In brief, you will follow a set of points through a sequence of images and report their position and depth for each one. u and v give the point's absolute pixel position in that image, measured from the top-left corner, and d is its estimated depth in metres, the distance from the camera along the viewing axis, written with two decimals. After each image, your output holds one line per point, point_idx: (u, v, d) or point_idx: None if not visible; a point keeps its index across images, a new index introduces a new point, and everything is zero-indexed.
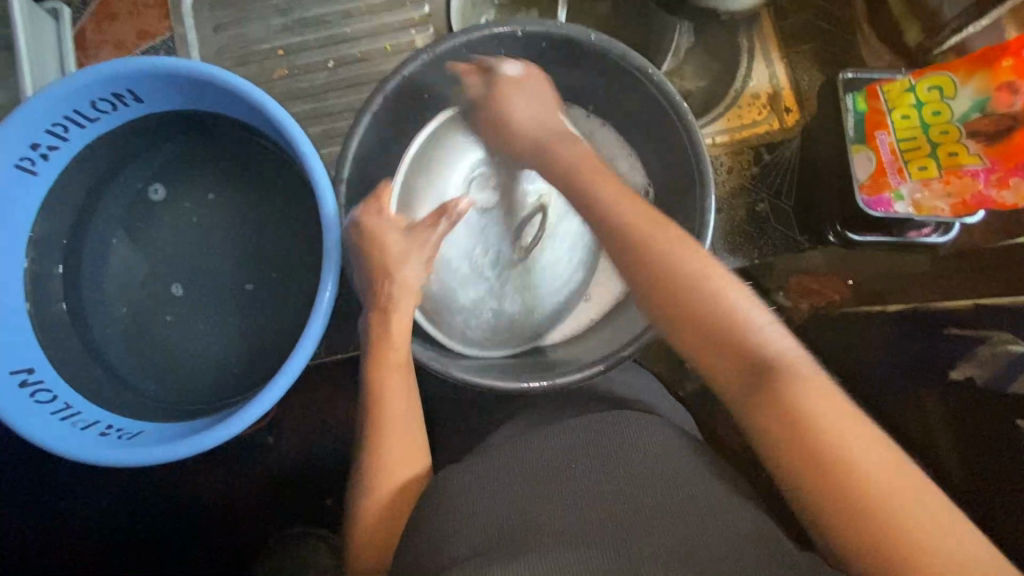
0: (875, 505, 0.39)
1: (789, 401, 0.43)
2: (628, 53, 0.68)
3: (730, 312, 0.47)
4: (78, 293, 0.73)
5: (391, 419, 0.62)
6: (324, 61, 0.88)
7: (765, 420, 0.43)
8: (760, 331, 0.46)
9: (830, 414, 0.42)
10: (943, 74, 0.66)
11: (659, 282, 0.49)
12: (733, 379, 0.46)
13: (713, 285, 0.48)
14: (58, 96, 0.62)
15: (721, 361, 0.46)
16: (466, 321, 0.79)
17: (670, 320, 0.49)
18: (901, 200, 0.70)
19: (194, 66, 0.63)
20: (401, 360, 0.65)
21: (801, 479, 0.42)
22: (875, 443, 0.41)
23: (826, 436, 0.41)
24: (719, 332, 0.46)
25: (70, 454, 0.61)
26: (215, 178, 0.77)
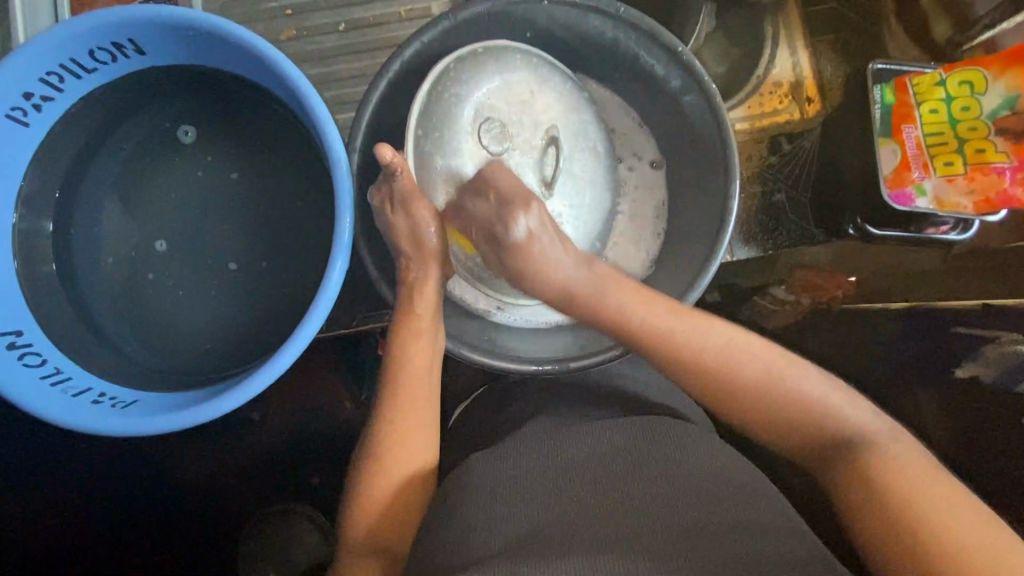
0: (945, 549, 0.41)
1: (866, 468, 0.47)
2: (658, 30, 0.66)
3: (797, 393, 0.53)
4: (70, 256, 0.70)
5: (408, 397, 0.62)
6: (335, 23, 0.84)
7: (842, 486, 0.49)
8: (832, 406, 0.52)
9: (900, 475, 0.46)
10: (974, 69, 0.66)
11: (715, 389, 0.55)
12: (812, 457, 0.53)
13: (775, 372, 0.54)
14: (55, 43, 0.58)
15: (800, 443, 0.53)
16: (510, 275, 0.75)
17: (743, 409, 0.55)
18: (923, 196, 0.68)
19: (203, 18, 0.59)
20: (428, 326, 0.65)
21: (871, 532, 0.45)
22: (947, 502, 0.43)
23: (896, 495, 0.45)
24: (785, 417, 0.53)
25: (63, 422, 0.59)
26: (219, 142, 0.74)
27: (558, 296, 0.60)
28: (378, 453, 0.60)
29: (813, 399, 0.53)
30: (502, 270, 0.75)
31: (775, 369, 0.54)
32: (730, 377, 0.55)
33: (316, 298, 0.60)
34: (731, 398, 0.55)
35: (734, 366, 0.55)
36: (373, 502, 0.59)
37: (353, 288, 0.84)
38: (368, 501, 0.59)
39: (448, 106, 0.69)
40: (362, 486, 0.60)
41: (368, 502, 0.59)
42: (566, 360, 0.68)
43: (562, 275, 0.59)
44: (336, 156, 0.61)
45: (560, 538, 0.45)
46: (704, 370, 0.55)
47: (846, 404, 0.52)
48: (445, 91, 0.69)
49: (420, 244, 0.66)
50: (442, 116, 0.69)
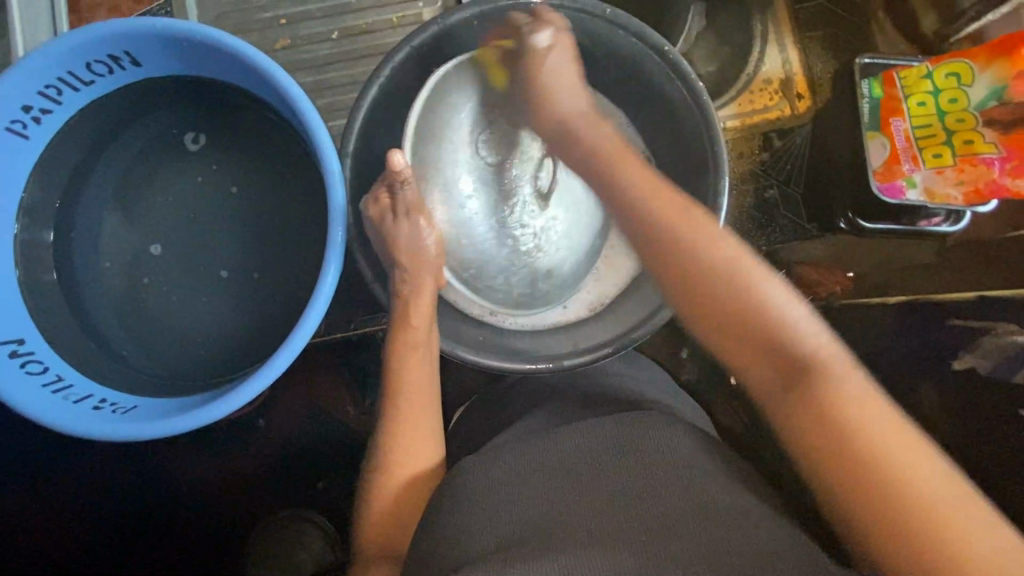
0: (908, 499, 0.40)
1: (823, 397, 0.46)
2: (645, 31, 0.67)
3: (769, 312, 0.51)
4: (70, 265, 0.71)
5: (409, 403, 0.64)
6: (329, 32, 0.85)
7: (802, 413, 0.46)
8: (795, 321, 0.50)
9: (859, 412, 0.44)
10: (961, 61, 0.65)
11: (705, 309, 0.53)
12: (769, 378, 0.50)
13: (756, 290, 0.52)
14: (53, 56, 0.59)
15: (756, 362, 0.51)
16: (502, 281, 0.78)
17: (704, 317, 0.53)
18: (913, 188, 0.70)
19: (197, 28, 0.60)
20: (422, 339, 0.66)
21: (830, 472, 0.44)
22: (894, 432, 0.43)
23: (863, 435, 0.43)
24: (757, 336, 0.50)
25: (64, 428, 0.59)
26: (215, 150, 0.75)
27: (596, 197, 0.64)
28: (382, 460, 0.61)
29: (783, 325, 0.50)
30: (494, 277, 0.78)
31: (749, 286, 0.52)
32: (718, 291, 0.52)
33: (310, 304, 0.61)
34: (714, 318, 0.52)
35: (718, 278, 0.53)
36: (379, 509, 0.59)
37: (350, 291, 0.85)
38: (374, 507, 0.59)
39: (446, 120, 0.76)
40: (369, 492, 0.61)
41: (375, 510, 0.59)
42: (561, 360, 0.68)
43: None
44: (329, 162, 0.62)
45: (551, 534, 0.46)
46: (705, 263, 0.54)
47: (813, 326, 0.50)
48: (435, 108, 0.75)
49: (417, 251, 0.68)
50: (437, 127, 0.76)
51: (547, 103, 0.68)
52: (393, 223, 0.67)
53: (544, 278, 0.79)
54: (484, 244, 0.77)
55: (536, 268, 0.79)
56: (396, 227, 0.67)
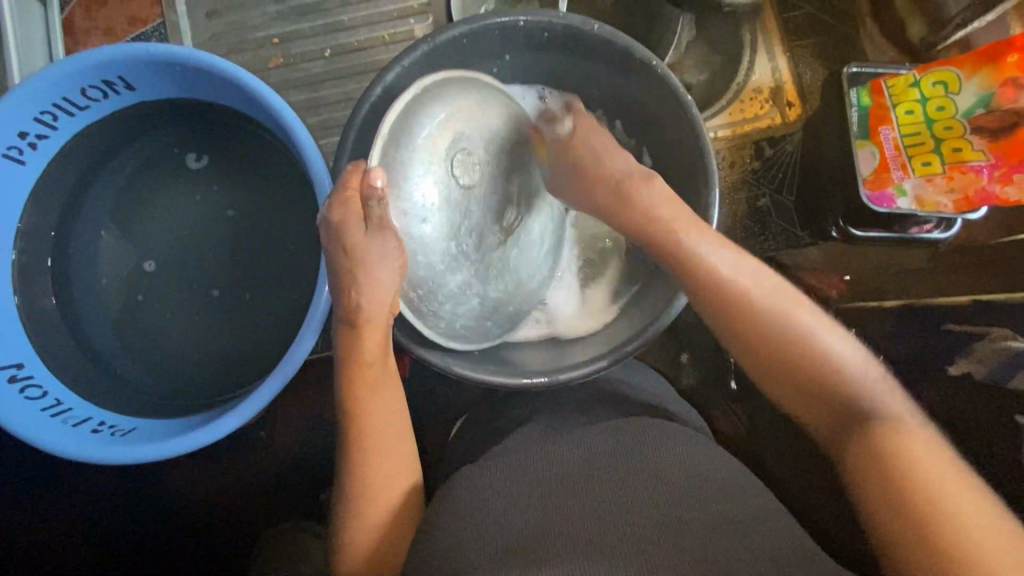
0: (954, 531, 0.39)
1: (889, 446, 0.45)
2: (633, 45, 0.67)
3: (833, 359, 0.52)
4: (68, 288, 0.72)
5: (378, 430, 0.60)
6: (321, 50, 0.86)
7: (852, 457, 0.47)
8: (850, 368, 0.52)
9: (921, 465, 0.43)
10: (948, 69, 0.66)
11: (763, 351, 0.54)
12: (824, 421, 0.52)
13: (815, 336, 0.53)
14: (47, 83, 0.60)
15: (813, 405, 0.53)
16: (454, 308, 0.73)
17: (752, 354, 0.55)
18: (903, 196, 0.69)
19: (189, 53, 0.61)
20: (374, 377, 0.61)
21: (872, 503, 0.44)
22: (959, 484, 0.42)
23: (909, 469, 0.43)
24: (806, 374, 0.52)
25: (63, 452, 0.60)
26: (211, 171, 0.76)
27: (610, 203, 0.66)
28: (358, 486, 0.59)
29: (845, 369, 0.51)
30: (444, 303, 0.72)
31: (810, 333, 0.53)
32: (775, 329, 0.53)
33: (307, 322, 0.62)
34: (777, 360, 0.53)
35: (789, 322, 0.53)
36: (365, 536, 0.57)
37: None
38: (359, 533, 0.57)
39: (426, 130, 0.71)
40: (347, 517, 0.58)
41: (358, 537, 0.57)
42: (554, 373, 0.68)
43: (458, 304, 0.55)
44: (321, 183, 0.63)
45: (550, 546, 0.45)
46: (744, 306, 0.55)
47: (874, 380, 0.51)
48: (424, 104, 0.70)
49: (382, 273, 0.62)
50: (413, 140, 0.70)
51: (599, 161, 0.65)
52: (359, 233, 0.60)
53: (495, 312, 0.76)
54: (439, 268, 0.72)
55: (490, 302, 0.75)
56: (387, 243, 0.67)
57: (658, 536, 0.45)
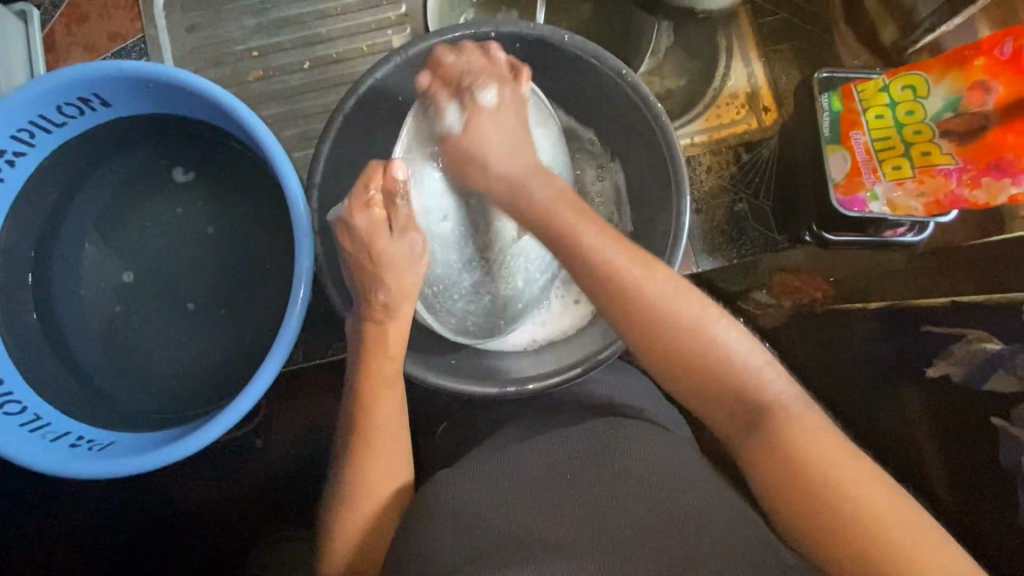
0: (860, 509, 0.43)
1: (781, 440, 0.47)
2: (602, 55, 0.68)
3: (724, 352, 0.50)
4: (49, 304, 0.72)
5: (376, 436, 0.63)
6: (300, 62, 0.87)
7: (772, 473, 0.47)
8: (736, 356, 0.50)
9: (809, 442, 0.47)
10: (916, 73, 0.67)
11: (681, 360, 0.51)
12: (732, 424, 0.50)
13: (712, 336, 0.51)
14: (22, 101, 0.60)
15: (722, 409, 0.50)
16: (466, 303, 0.77)
17: (686, 386, 0.51)
18: (876, 200, 0.71)
19: (163, 69, 0.62)
20: (393, 375, 0.65)
21: (793, 503, 0.46)
22: (862, 479, 0.44)
23: (812, 462, 0.46)
24: (714, 376, 0.50)
25: (40, 467, 0.60)
26: (191, 185, 0.76)
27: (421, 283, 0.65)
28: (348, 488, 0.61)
29: (740, 365, 0.50)
30: (457, 297, 0.77)
31: (709, 347, 0.50)
32: (675, 329, 0.51)
33: (281, 333, 0.62)
34: (666, 354, 0.51)
35: (682, 330, 0.51)
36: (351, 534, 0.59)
37: None
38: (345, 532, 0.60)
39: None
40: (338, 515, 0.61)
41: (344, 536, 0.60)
42: (530, 382, 0.68)
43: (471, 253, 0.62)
44: (295, 196, 0.63)
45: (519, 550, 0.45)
46: (673, 333, 0.51)
47: (763, 366, 0.50)
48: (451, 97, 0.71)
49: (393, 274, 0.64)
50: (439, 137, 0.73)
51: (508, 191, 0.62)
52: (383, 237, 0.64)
53: (502, 310, 0.79)
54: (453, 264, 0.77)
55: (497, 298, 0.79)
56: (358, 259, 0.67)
57: (627, 541, 0.45)
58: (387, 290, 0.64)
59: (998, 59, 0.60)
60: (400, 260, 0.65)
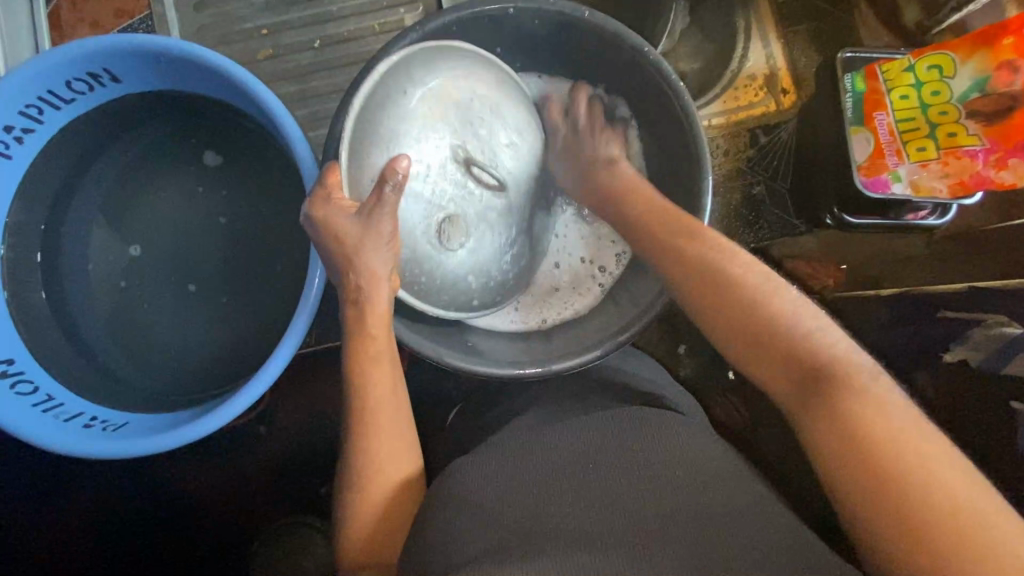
0: (921, 486, 0.37)
1: (839, 402, 0.42)
2: (624, 32, 0.67)
3: (795, 325, 0.48)
4: (60, 284, 0.71)
5: (375, 406, 0.61)
6: (310, 41, 0.85)
7: (825, 435, 0.42)
8: (789, 313, 0.49)
9: (876, 411, 0.41)
10: (943, 52, 0.65)
11: (721, 312, 0.52)
12: (791, 388, 0.47)
13: (784, 303, 0.50)
14: (31, 76, 0.59)
15: (786, 371, 0.47)
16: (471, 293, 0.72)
17: (742, 342, 0.50)
18: (898, 182, 0.70)
19: (175, 43, 0.60)
20: (380, 350, 0.62)
21: (841, 466, 0.41)
22: (931, 454, 0.39)
23: (869, 429, 0.40)
24: (759, 326, 0.49)
25: (54, 446, 0.59)
26: (203, 166, 0.75)
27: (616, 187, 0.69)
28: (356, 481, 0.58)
29: (813, 338, 0.47)
30: (456, 288, 0.71)
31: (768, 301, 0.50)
32: (737, 292, 0.51)
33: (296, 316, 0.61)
34: (722, 308, 0.51)
35: (741, 286, 0.52)
36: (363, 522, 0.56)
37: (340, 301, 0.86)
38: (358, 519, 0.57)
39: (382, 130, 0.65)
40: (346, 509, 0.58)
41: (357, 528, 0.56)
42: (549, 364, 0.68)
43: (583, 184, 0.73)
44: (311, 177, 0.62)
45: (546, 536, 0.45)
46: (728, 284, 0.52)
47: (821, 330, 0.48)
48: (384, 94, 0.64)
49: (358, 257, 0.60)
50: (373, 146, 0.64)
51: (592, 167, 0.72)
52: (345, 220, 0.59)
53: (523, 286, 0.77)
54: (438, 256, 0.69)
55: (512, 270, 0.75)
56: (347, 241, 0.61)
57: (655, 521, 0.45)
58: (357, 271, 0.60)
59: None
60: (355, 243, 0.59)
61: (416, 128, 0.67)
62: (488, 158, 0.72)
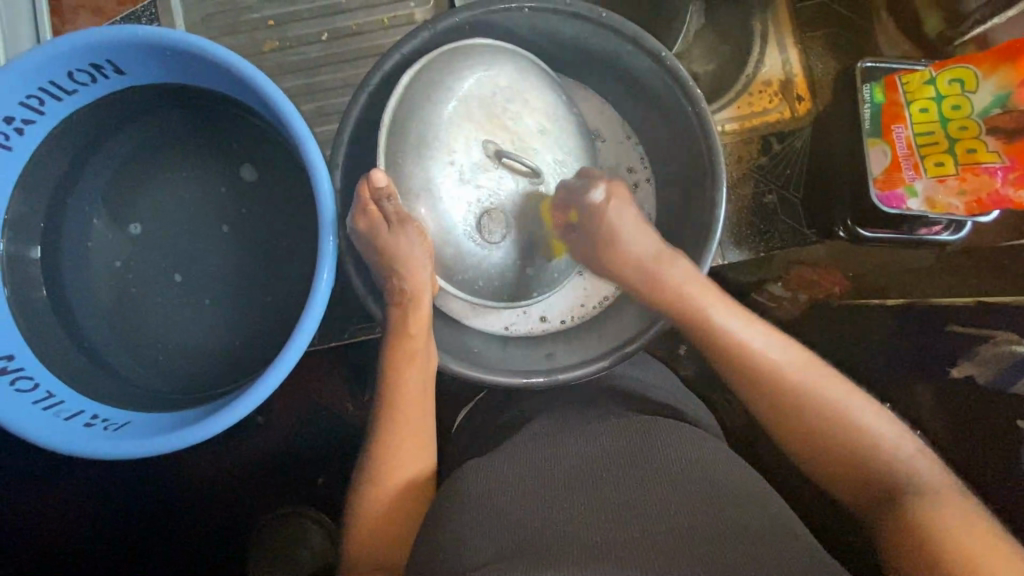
0: (958, 547, 0.45)
1: (906, 511, 0.49)
2: (640, 35, 0.66)
3: (862, 425, 0.55)
4: (59, 278, 0.70)
5: (401, 409, 0.63)
6: (318, 33, 0.83)
7: (891, 533, 0.49)
8: (836, 402, 0.57)
9: (940, 512, 0.48)
10: (966, 66, 0.65)
11: (782, 413, 0.58)
12: (853, 488, 0.55)
13: (844, 403, 0.57)
14: (34, 67, 0.57)
15: (849, 473, 0.55)
16: (513, 284, 0.73)
17: (788, 431, 0.58)
18: (914, 197, 0.69)
19: (182, 37, 0.58)
20: (419, 347, 0.65)
21: (901, 557, 0.48)
22: (991, 545, 0.45)
23: (931, 523, 0.47)
24: (808, 414, 0.57)
25: (56, 446, 0.59)
26: (209, 162, 0.74)
27: (633, 272, 0.68)
28: (372, 473, 0.60)
29: (865, 429, 0.55)
30: (502, 282, 0.72)
31: (822, 390, 0.57)
32: (794, 392, 0.58)
33: (305, 314, 0.60)
34: (785, 410, 0.58)
35: (807, 383, 0.58)
36: (375, 521, 0.57)
37: (344, 299, 0.85)
38: (371, 512, 0.58)
39: (415, 142, 0.67)
40: (362, 499, 0.59)
41: (369, 519, 0.57)
42: (556, 373, 0.67)
43: (639, 252, 0.67)
44: (319, 174, 0.60)
45: (563, 542, 0.44)
46: (758, 369, 0.59)
47: (875, 424, 0.56)
48: (409, 103, 0.67)
49: (407, 256, 0.65)
50: (408, 161, 0.67)
51: (613, 247, 0.68)
52: (387, 234, 0.64)
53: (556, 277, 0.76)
54: (484, 252, 0.70)
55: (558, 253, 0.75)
56: (385, 247, 0.64)
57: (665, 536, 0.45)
58: (403, 272, 0.65)
59: None
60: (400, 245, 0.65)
61: (447, 126, 0.68)
62: (524, 146, 0.71)
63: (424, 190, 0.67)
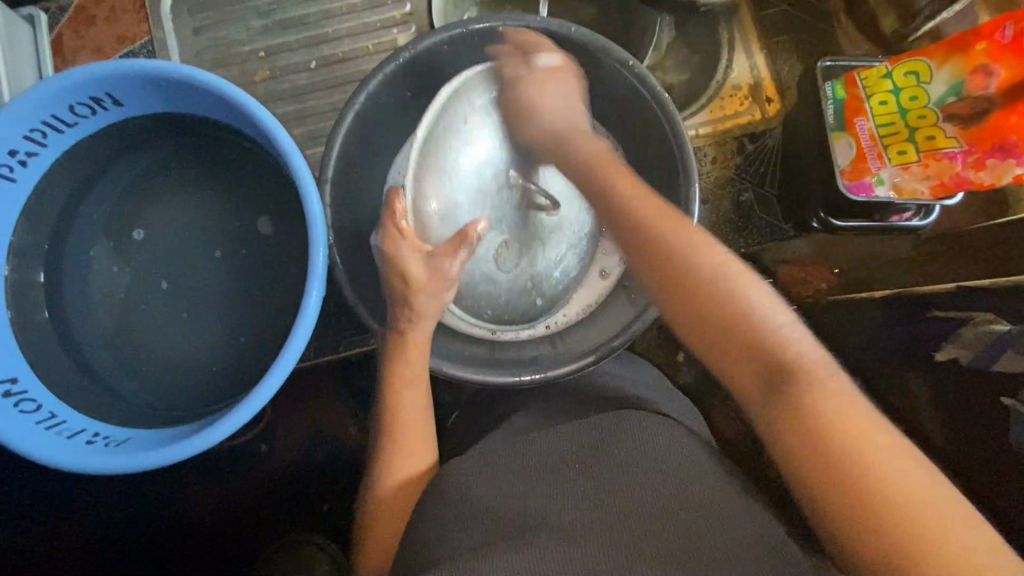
0: (858, 466, 0.40)
1: (806, 413, 0.43)
2: (608, 46, 0.69)
3: (763, 319, 0.47)
4: (63, 302, 0.72)
5: (400, 429, 0.66)
6: (306, 62, 0.88)
7: (794, 446, 0.43)
8: (751, 299, 0.48)
9: (848, 418, 0.42)
10: (919, 59, 0.68)
11: (699, 315, 0.48)
12: (753, 382, 0.46)
13: (741, 292, 0.48)
14: (34, 103, 0.60)
15: (743, 368, 0.47)
16: (517, 304, 0.80)
17: (692, 321, 0.49)
18: (882, 184, 0.72)
19: (172, 67, 0.61)
20: (412, 375, 0.67)
21: (808, 472, 0.42)
22: (888, 446, 0.41)
23: (845, 438, 0.41)
24: (719, 312, 0.48)
25: (57, 462, 0.60)
26: (204, 186, 0.77)
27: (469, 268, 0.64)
28: None
29: (783, 334, 0.46)
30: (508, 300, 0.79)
31: (719, 277, 0.49)
32: (707, 293, 0.48)
33: (298, 321, 0.61)
34: (710, 334, 0.48)
35: (730, 297, 0.48)
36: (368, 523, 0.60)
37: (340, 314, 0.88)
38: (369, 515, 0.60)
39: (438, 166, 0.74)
40: None
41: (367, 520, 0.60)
42: (544, 370, 0.69)
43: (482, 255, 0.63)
44: (307, 189, 0.63)
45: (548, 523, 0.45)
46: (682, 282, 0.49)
47: (787, 323, 0.47)
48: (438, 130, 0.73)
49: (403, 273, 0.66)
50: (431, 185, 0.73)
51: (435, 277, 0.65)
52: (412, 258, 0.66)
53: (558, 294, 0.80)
54: (495, 273, 0.79)
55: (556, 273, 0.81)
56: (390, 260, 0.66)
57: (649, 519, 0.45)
58: (408, 305, 0.66)
59: (1000, 43, 0.62)
60: (415, 280, 0.66)
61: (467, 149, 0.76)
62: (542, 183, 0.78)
63: (444, 214, 0.75)
